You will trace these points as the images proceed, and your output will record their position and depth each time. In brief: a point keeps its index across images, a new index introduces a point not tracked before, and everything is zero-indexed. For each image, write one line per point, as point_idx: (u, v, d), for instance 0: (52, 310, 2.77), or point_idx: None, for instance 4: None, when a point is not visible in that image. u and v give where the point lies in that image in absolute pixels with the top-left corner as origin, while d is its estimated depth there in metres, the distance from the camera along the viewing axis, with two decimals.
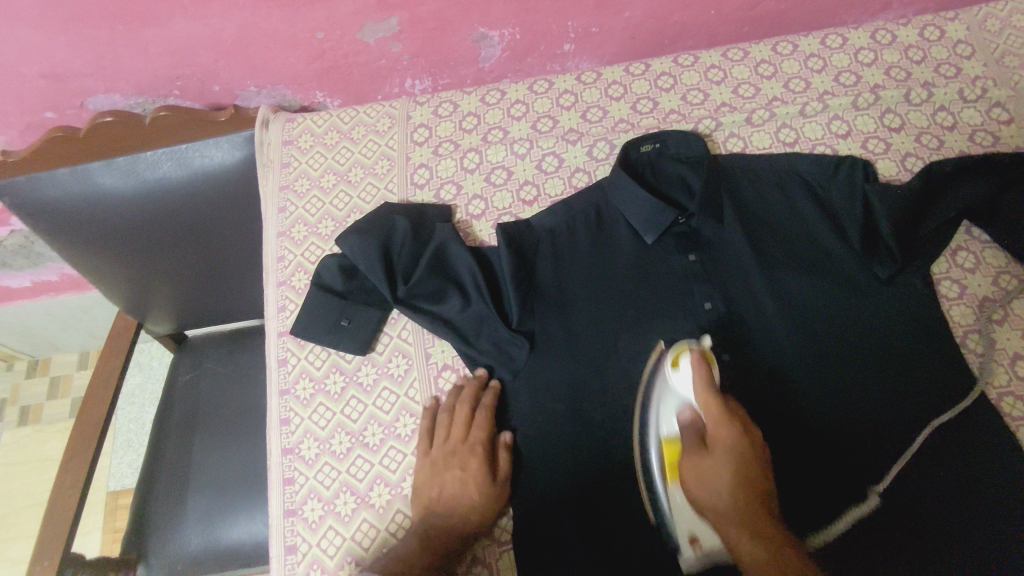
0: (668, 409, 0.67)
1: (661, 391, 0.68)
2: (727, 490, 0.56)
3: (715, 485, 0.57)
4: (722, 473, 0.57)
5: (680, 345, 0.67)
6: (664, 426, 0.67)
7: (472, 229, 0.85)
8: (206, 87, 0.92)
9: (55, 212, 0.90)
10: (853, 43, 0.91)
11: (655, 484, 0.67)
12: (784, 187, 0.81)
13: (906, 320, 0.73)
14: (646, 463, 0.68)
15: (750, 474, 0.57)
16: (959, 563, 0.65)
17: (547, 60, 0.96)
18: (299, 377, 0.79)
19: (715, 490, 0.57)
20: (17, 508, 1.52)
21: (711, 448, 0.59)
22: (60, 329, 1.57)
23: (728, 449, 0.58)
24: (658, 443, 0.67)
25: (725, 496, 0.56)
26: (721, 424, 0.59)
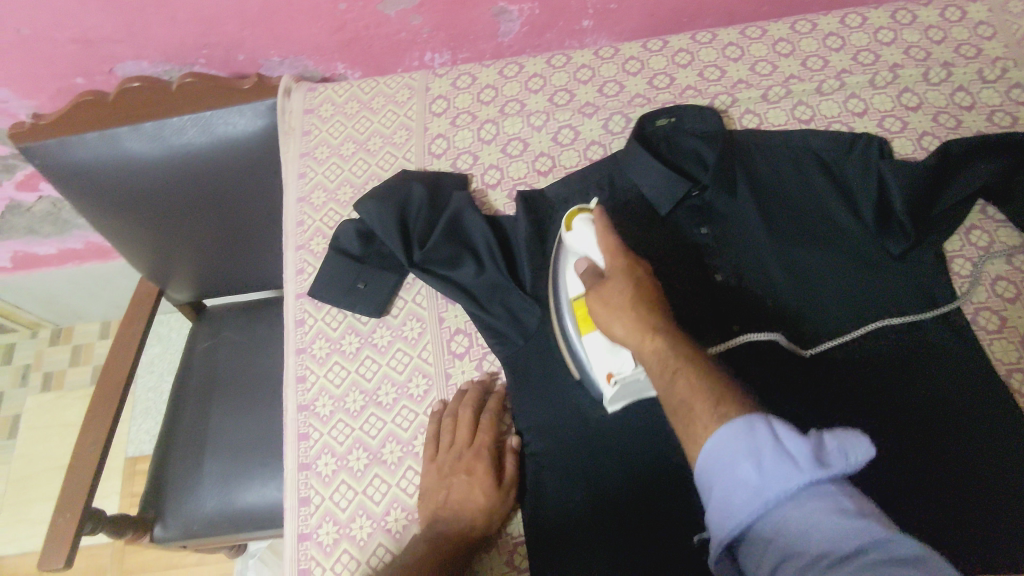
0: (571, 269, 0.71)
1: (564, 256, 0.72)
2: (627, 303, 0.60)
3: (617, 304, 0.61)
4: (622, 292, 0.61)
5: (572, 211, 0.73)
6: (570, 288, 0.70)
7: (487, 198, 0.86)
8: (230, 56, 0.94)
9: (83, 174, 0.93)
10: (872, 23, 0.91)
11: (571, 342, 0.69)
12: (798, 162, 0.81)
13: (913, 292, 0.74)
14: (561, 327, 0.71)
15: (646, 294, 0.61)
16: (962, 512, 0.64)
17: (566, 36, 0.97)
18: (316, 337, 0.81)
19: (617, 307, 0.61)
20: (39, 471, 1.57)
21: (608, 278, 0.63)
22: (83, 297, 1.61)
23: (624, 274, 0.63)
24: (568, 305, 0.70)
25: (626, 310, 0.60)
26: (617, 257, 0.65)
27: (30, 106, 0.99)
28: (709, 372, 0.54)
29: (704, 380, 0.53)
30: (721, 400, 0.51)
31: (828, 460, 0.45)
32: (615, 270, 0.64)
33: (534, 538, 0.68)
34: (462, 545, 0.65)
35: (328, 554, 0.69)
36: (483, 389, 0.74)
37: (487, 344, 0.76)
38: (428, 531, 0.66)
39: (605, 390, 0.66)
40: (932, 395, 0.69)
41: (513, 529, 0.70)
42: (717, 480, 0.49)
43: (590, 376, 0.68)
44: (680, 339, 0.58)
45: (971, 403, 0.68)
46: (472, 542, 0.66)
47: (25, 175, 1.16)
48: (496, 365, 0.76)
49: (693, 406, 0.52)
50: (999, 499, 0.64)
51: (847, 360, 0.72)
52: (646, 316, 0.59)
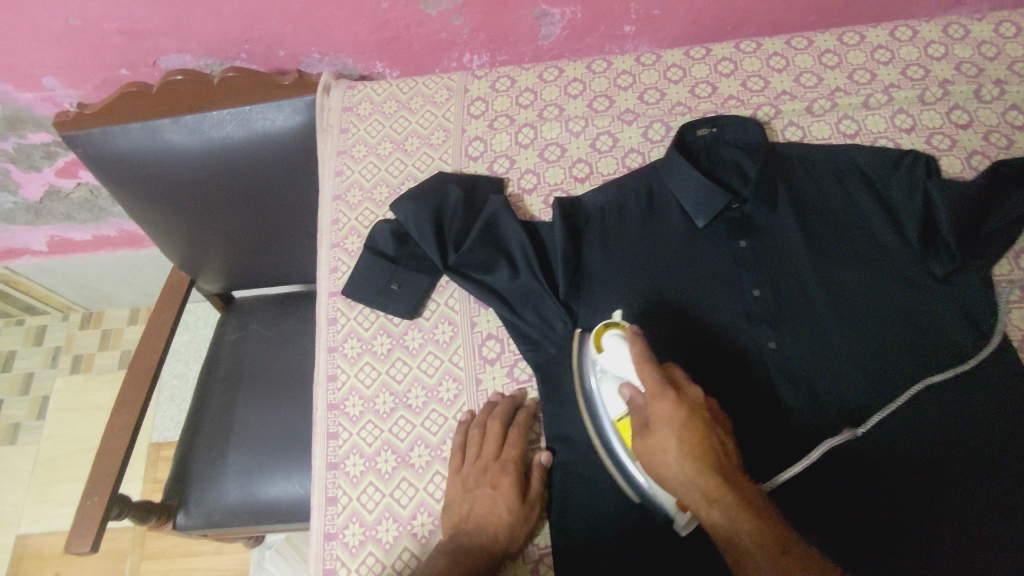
0: (609, 390, 0.65)
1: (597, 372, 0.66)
2: (679, 466, 0.56)
3: (667, 461, 0.57)
4: (671, 450, 0.57)
5: (598, 327, 0.67)
6: (611, 408, 0.64)
7: (523, 203, 0.85)
8: (271, 52, 0.95)
9: (125, 164, 0.94)
10: (923, 36, 0.88)
11: (621, 463, 0.65)
12: (842, 179, 0.80)
13: (960, 317, 0.72)
14: (607, 449, 0.66)
15: (700, 447, 0.56)
16: (994, 539, 0.64)
17: (606, 41, 0.96)
18: (348, 336, 0.81)
19: (668, 467, 0.57)
20: (67, 452, 1.60)
21: (652, 425, 0.58)
22: (115, 283, 1.63)
23: (672, 424, 0.57)
24: (611, 425, 0.65)
25: (678, 472, 0.56)
26: (661, 401, 0.58)
27: (75, 95, 1.02)
28: (780, 552, 0.52)
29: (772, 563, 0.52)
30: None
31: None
32: (659, 417, 0.58)
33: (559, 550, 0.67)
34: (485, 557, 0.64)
35: (353, 554, 0.70)
36: (514, 404, 0.74)
37: (519, 351, 0.76)
38: (449, 542, 0.65)
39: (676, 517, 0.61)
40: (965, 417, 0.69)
41: (538, 541, 0.69)
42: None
43: (653, 500, 0.62)
44: (737, 492, 0.55)
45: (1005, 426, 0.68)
46: (495, 555, 0.65)
47: (65, 162, 1.18)
48: (527, 373, 0.76)
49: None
50: None
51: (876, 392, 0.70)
52: (700, 479, 0.55)
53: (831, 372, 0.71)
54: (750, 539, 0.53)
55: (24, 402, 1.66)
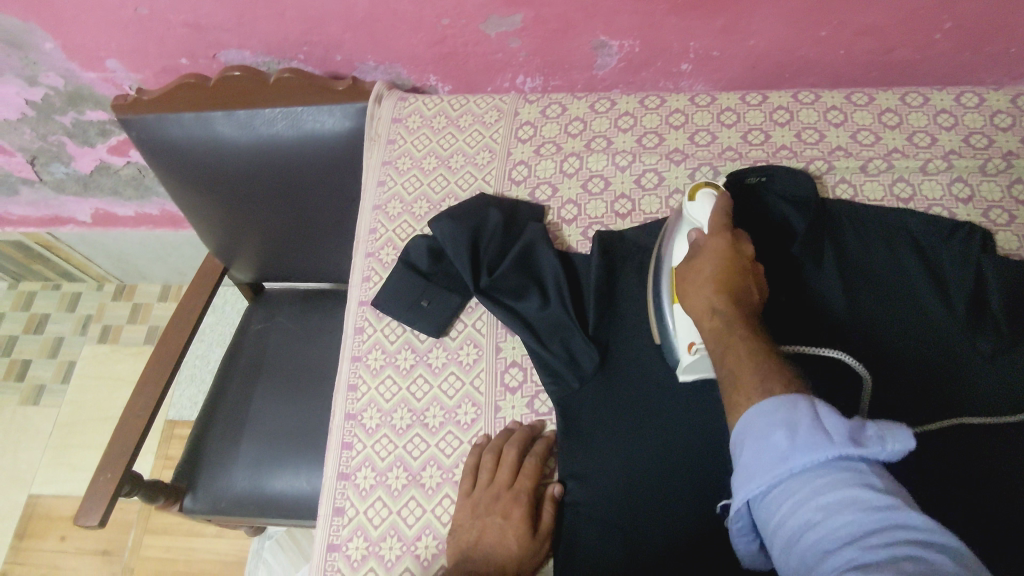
0: (679, 240, 0.70)
1: (677, 225, 0.71)
2: (707, 282, 0.63)
3: (698, 282, 0.64)
4: (706, 273, 0.63)
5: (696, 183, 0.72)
6: (672, 252, 0.71)
7: (561, 232, 0.85)
8: (329, 56, 0.96)
9: (175, 150, 0.97)
10: (990, 104, 0.86)
11: (661, 310, 0.71)
12: (892, 245, 0.77)
13: (1007, 397, 0.69)
14: (656, 295, 0.72)
15: (732, 276, 0.62)
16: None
17: (661, 76, 0.95)
18: (372, 347, 0.81)
19: (697, 286, 0.63)
20: (85, 419, 1.63)
21: (699, 255, 0.66)
22: (151, 259, 1.67)
23: (715, 252, 0.64)
24: (668, 270, 0.71)
25: (701, 293, 0.63)
26: (717, 237, 0.65)
27: (135, 79, 1.04)
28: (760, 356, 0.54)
29: (746, 362, 0.54)
30: (762, 379, 0.52)
31: (865, 445, 0.44)
32: (711, 248, 0.65)
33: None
34: None
35: (354, 569, 0.69)
36: (531, 433, 0.73)
37: (542, 383, 0.75)
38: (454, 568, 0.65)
39: (683, 358, 0.67)
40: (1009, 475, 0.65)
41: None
42: (751, 441, 0.48)
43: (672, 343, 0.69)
44: (746, 319, 0.59)
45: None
46: None
47: (118, 141, 1.21)
48: (548, 406, 0.75)
49: (738, 371, 0.54)
50: None
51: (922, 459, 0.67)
52: (718, 295, 0.61)
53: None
54: (740, 339, 0.57)
55: (51, 365, 1.70)
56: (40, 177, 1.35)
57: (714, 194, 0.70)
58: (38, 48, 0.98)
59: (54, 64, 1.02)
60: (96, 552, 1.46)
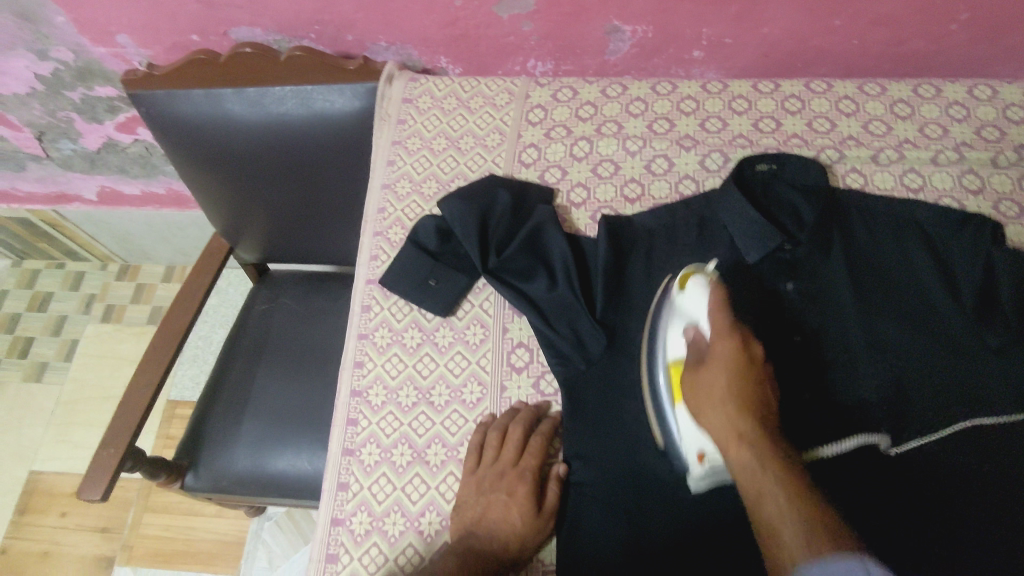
0: (673, 330, 0.65)
1: (666, 314, 0.67)
2: (723, 401, 0.56)
3: (715, 400, 0.57)
4: (720, 387, 0.57)
5: (686, 270, 0.68)
6: (669, 346, 0.66)
7: (570, 215, 0.85)
8: (340, 36, 0.96)
9: (184, 126, 0.96)
10: (1003, 97, 0.86)
11: (662, 410, 0.65)
12: (901, 234, 0.77)
13: (1013, 394, 0.69)
14: (654, 391, 0.66)
15: (746, 391, 0.56)
16: None
17: (673, 63, 0.95)
18: (379, 325, 0.81)
19: (710, 404, 0.57)
20: (87, 397, 1.63)
21: (710, 363, 0.59)
22: (155, 239, 1.67)
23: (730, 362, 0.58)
24: (664, 365, 0.65)
25: (719, 412, 0.56)
26: (724, 341, 0.60)
27: (146, 55, 1.04)
28: (801, 500, 0.49)
29: (789, 512, 0.49)
30: (814, 539, 0.46)
31: None
32: (720, 355, 0.59)
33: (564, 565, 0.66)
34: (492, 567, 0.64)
35: (357, 543, 0.70)
36: (536, 413, 0.73)
37: (548, 364, 0.75)
38: (459, 544, 0.65)
39: (693, 469, 0.61)
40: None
41: (545, 556, 0.69)
42: None
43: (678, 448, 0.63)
44: (773, 445, 0.53)
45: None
46: (502, 564, 0.65)
47: (126, 118, 1.21)
48: (554, 387, 0.75)
49: (782, 525, 0.48)
50: None
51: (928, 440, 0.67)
52: (739, 414, 0.55)
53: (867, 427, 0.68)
54: (774, 478, 0.50)
55: (54, 343, 1.71)
56: (47, 153, 1.35)
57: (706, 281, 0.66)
58: (49, 22, 0.98)
59: (65, 38, 1.02)
60: (96, 529, 1.47)
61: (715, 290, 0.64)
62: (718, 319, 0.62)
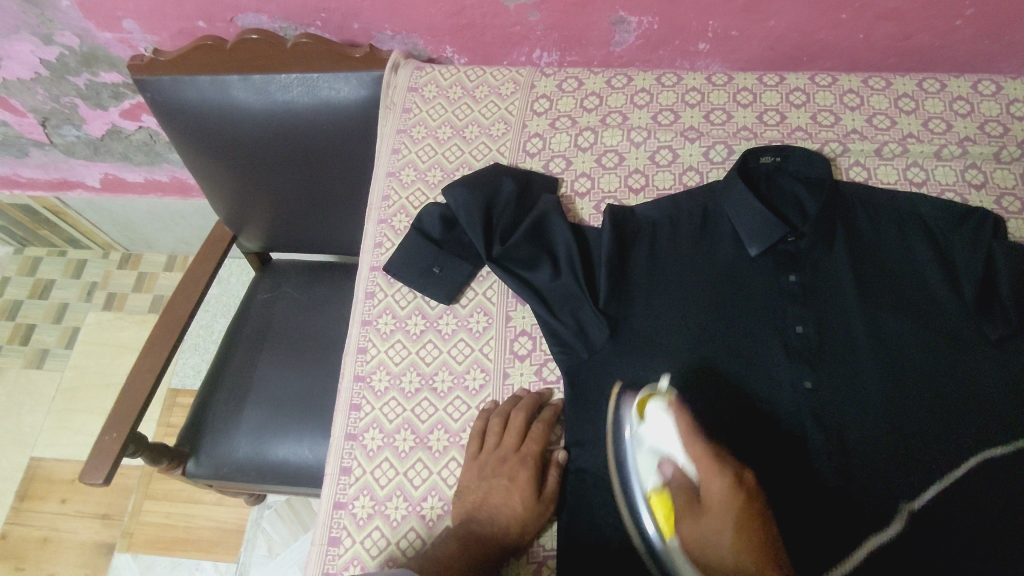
0: (644, 464, 0.64)
1: (635, 449, 0.66)
2: (728, 546, 0.55)
3: (722, 545, 0.56)
4: (721, 530, 0.56)
5: (642, 394, 0.68)
6: (642, 478, 0.64)
7: (574, 205, 0.85)
8: (346, 24, 0.96)
9: (189, 113, 0.97)
10: (1008, 93, 0.86)
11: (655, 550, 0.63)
12: (904, 227, 0.78)
13: (1013, 397, 0.70)
14: (642, 532, 0.64)
15: (749, 528, 0.56)
16: None
17: (678, 56, 0.95)
18: (383, 312, 0.81)
19: (715, 547, 0.56)
20: (88, 384, 1.64)
21: (708, 503, 0.58)
22: (158, 228, 1.67)
23: (728, 502, 0.58)
24: (642, 499, 0.65)
25: (722, 555, 0.55)
26: (711, 479, 0.59)
27: (152, 41, 1.04)
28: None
29: None
30: None
31: None
32: (712, 495, 0.58)
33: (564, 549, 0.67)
34: (493, 551, 0.64)
35: (360, 527, 0.70)
36: (537, 401, 0.74)
37: (551, 352, 0.75)
38: (460, 528, 0.66)
39: None
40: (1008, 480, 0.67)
41: (545, 542, 0.69)
42: None
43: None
44: None
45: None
46: (503, 549, 0.65)
47: (130, 104, 1.21)
48: (556, 374, 0.76)
49: None
50: None
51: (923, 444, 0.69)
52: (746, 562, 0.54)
53: (865, 428, 0.70)
54: None
55: (55, 330, 1.71)
56: (51, 139, 1.35)
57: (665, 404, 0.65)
58: (55, 6, 0.98)
59: (70, 22, 1.02)
60: (96, 516, 1.47)
61: (679, 417, 0.64)
62: (695, 450, 0.61)
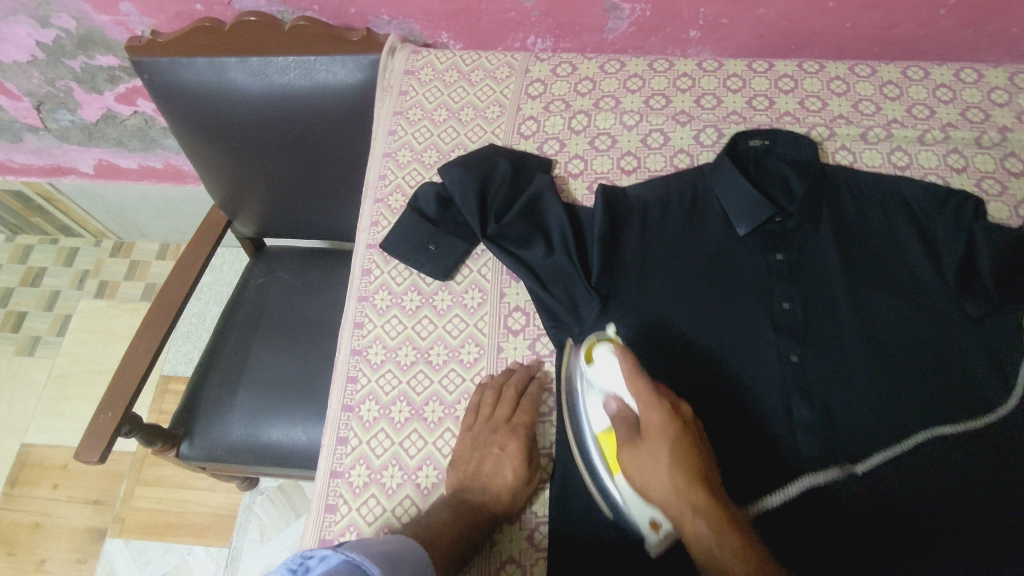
0: (593, 403, 0.67)
1: (584, 387, 0.69)
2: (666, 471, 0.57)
3: (658, 469, 0.58)
4: (660, 456, 0.58)
5: (590, 339, 0.68)
6: (593, 419, 0.67)
7: (567, 186, 0.87)
8: (343, 8, 0.97)
9: (187, 95, 0.98)
10: (989, 81, 0.88)
11: (603, 485, 0.66)
12: (887, 208, 0.80)
13: (992, 374, 0.72)
14: (590, 467, 0.68)
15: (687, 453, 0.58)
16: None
17: (670, 43, 0.97)
18: (379, 288, 0.83)
19: (655, 474, 0.58)
20: (80, 371, 1.64)
21: (644, 435, 0.60)
22: (151, 215, 1.67)
23: (659, 431, 0.59)
24: (594, 439, 0.67)
25: (660, 478, 0.58)
26: (652, 406, 0.60)
27: (149, 24, 1.05)
28: (754, 563, 0.51)
29: None
30: None
31: None
32: (651, 424, 0.60)
33: (557, 543, 0.68)
34: (485, 518, 0.66)
35: (356, 494, 0.72)
36: (530, 374, 0.75)
37: (544, 327, 0.77)
38: (453, 497, 0.67)
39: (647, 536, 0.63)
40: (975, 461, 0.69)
41: (536, 509, 0.71)
42: None
43: (627, 516, 0.64)
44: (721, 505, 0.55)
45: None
46: (495, 516, 0.67)
47: (126, 88, 1.22)
48: (549, 348, 0.78)
49: None
50: None
51: (903, 417, 0.71)
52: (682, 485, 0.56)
53: (852, 409, 0.72)
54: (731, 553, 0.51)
55: (47, 317, 1.71)
56: (46, 124, 1.35)
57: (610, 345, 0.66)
58: None
59: (67, 5, 1.02)
60: (87, 501, 1.47)
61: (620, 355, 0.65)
62: (637, 384, 0.61)
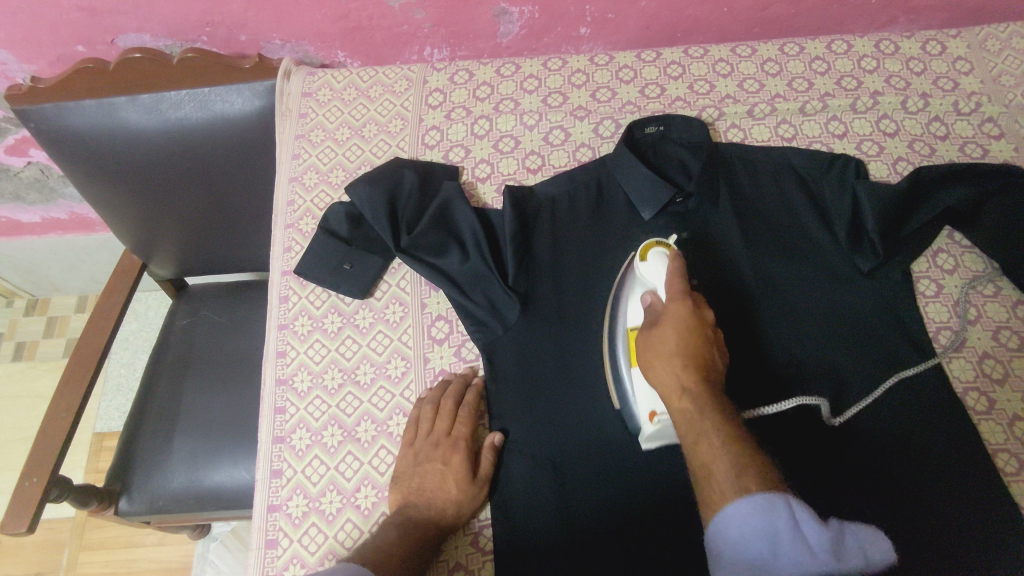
0: (634, 297, 0.70)
1: (630, 283, 0.71)
2: (670, 356, 0.62)
3: (665, 353, 0.63)
4: (669, 339, 0.63)
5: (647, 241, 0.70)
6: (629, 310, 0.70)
7: (476, 190, 0.88)
8: (232, 36, 0.95)
9: (79, 141, 0.93)
10: (858, 50, 0.94)
11: (620, 372, 0.70)
12: (779, 177, 0.84)
13: (891, 329, 0.77)
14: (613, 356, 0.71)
15: (696, 347, 0.62)
16: (943, 509, 0.68)
17: (562, 41, 1.00)
18: (299, 314, 0.82)
19: (660, 357, 0.63)
20: (4, 441, 1.55)
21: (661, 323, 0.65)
22: (63, 269, 1.60)
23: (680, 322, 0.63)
24: (624, 332, 0.70)
25: (667, 369, 0.62)
26: (678, 305, 0.65)
27: (30, 70, 1.00)
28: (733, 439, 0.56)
29: (733, 480, 0.53)
30: (742, 475, 0.53)
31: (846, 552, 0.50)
32: (668, 316, 0.64)
33: (506, 549, 0.69)
34: (431, 531, 0.67)
35: (296, 526, 0.71)
36: (464, 381, 0.76)
37: (467, 332, 0.78)
38: (396, 514, 0.67)
39: (644, 427, 0.68)
40: (895, 396, 0.73)
41: (482, 515, 0.71)
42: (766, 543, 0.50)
43: (630, 406, 0.69)
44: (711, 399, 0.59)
45: (952, 442, 0.71)
46: (440, 528, 0.67)
47: (15, 140, 1.16)
48: (474, 352, 0.78)
49: (713, 468, 0.55)
50: (978, 480, 0.69)
51: (815, 372, 0.75)
52: (683, 369, 0.61)
53: (772, 381, 0.75)
54: (711, 430, 0.57)
55: None
56: None
57: (666, 254, 0.68)
58: None
59: None
60: None
61: (675, 264, 0.67)
62: (675, 287, 0.66)
